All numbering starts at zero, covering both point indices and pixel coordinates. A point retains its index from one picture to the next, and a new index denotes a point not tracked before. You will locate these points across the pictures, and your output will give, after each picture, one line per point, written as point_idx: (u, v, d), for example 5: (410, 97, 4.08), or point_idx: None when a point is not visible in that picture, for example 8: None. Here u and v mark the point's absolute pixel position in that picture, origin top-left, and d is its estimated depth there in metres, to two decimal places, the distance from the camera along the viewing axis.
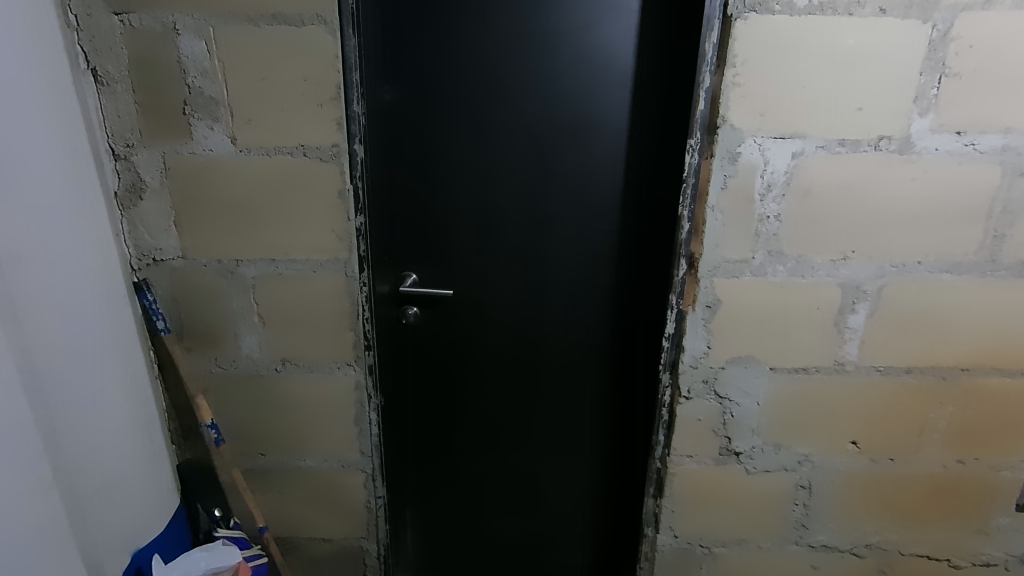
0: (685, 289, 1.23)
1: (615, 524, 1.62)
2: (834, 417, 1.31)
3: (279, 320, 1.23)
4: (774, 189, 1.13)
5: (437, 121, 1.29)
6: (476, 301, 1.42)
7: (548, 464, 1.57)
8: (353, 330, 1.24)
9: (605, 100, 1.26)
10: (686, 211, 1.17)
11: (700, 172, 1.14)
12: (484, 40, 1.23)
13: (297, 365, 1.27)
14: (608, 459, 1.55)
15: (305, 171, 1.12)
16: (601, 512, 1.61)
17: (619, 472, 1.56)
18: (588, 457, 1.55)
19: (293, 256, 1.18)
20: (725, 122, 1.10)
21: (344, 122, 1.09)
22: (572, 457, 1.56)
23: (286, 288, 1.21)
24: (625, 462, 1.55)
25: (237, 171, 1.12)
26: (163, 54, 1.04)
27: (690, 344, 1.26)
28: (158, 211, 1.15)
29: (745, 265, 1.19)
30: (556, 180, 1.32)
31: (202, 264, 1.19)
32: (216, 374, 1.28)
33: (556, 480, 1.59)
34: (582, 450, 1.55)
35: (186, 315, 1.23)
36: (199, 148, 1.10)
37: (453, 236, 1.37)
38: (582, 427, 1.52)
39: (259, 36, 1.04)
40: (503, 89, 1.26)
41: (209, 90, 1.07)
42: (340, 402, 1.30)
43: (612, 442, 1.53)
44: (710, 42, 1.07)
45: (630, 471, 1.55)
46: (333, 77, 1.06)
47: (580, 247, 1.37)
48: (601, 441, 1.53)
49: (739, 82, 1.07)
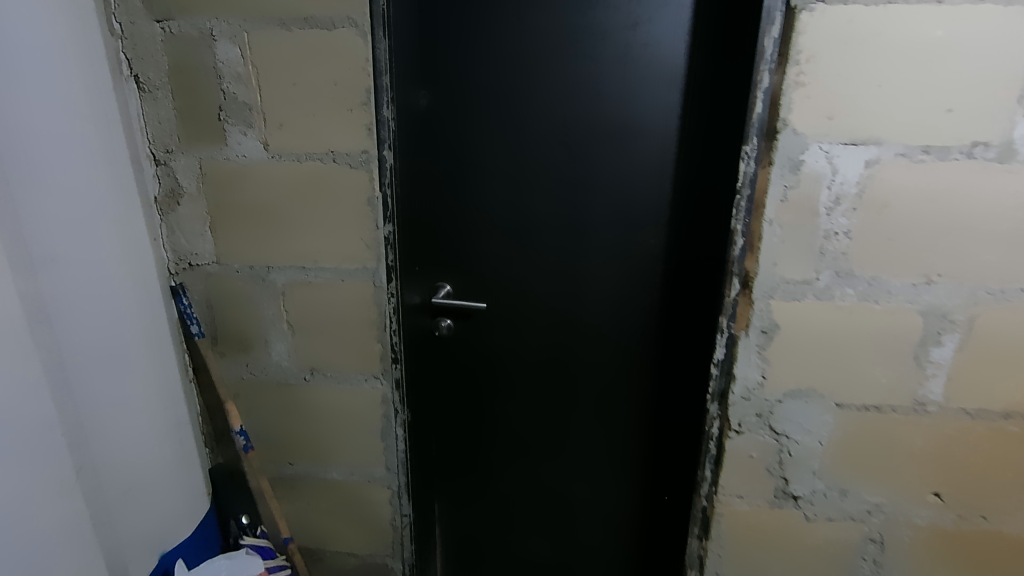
0: (737, 311, 1.11)
1: (651, 552, 1.50)
2: (912, 463, 1.15)
3: (308, 328, 1.22)
4: (843, 202, 1.00)
5: (474, 126, 1.24)
6: (511, 314, 1.36)
7: (580, 487, 1.47)
8: (381, 342, 1.21)
9: (652, 103, 1.17)
10: (740, 225, 1.05)
11: (757, 183, 1.02)
12: (526, 41, 1.18)
13: (325, 374, 1.25)
14: (635, 478, 1.44)
15: (335, 178, 1.09)
16: (634, 537, 1.49)
17: (645, 489, 1.44)
18: (618, 473, 1.44)
19: (322, 264, 1.16)
20: (786, 126, 0.97)
21: (374, 127, 1.06)
22: (598, 472, 1.45)
23: (316, 296, 1.19)
24: (655, 478, 1.43)
25: (276, 178, 1.11)
26: (200, 60, 1.05)
27: (741, 373, 1.14)
28: (195, 216, 1.16)
29: (807, 286, 1.06)
30: (596, 188, 1.24)
31: (235, 269, 1.19)
32: (246, 380, 1.27)
33: (590, 505, 1.48)
34: (611, 467, 1.44)
35: (219, 321, 1.23)
36: (233, 154, 1.10)
37: (487, 245, 1.32)
38: (608, 443, 1.42)
39: (290, 40, 1.02)
40: (544, 93, 1.20)
41: (242, 95, 1.06)
42: (367, 415, 1.27)
43: (642, 459, 1.42)
44: (769, 38, 0.94)
45: (655, 487, 1.43)
46: (364, 82, 1.03)
47: (621, 259, 1.28)
48: (630, 459, 1.42)
49: (803, 82, 0.95)
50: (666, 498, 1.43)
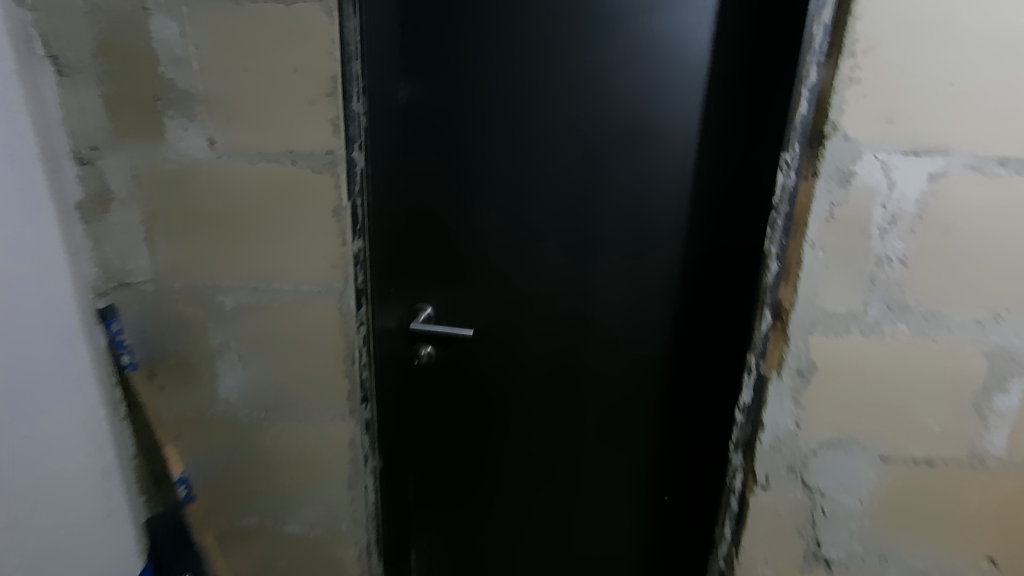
0: (768, 347, 0.95)
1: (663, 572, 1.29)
2: (967, 525, 0.98)
3: (264, 359, 1.03)
4: (900, 222, 0.84)
5: (464, 126, 1.08)
6: (502, 341, 1.19)
7: (579, 530, 1.29)
8: (349, 377, 1.02)
9: (671, 103, 1.01)
10: (775, 247, 0.89)
11: (796, 199, 0.87)
12: (524, 28, 1.02)
13: (283, 413, 1.06)
14: (630, 485, 1.23)
15: (295, 182, 0.91)
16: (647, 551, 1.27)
17: (641, 490, 1.23)
18: (612, 481, 1.24)
19: (279, 284, 0.97)
20: (836, 131, 0.81)
21: (342, 123, 0.88)
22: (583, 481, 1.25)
23: (271, 321, 1.00)
24: (650, 477, 1.22)
25: (225, 183, 0.93)
26: (132, 38, 0.86)
27: (772, 420, 0.97)
28: (127, 225, 0.96)
29: (854, 320, 0.90)
30: (603, 199, 1.08)
31: (175, 289, 1.00)
32: (189, 418, 1.08)
33: (592, 533, 1.29)
34: (605, 478, 1.24)
35: (159, 349, 1.04)
36: (171, 152, 0.91)
37: (478, 263, 1.15)
38: (597, 448, 1.23)
39: (242, 16, 0.84)
40: (545, 88, 1.04)
41: (183, 82, 0.88)
42: (332, 460, 1.08)
43: (639, 464, 1.22)
44: (819, 25, 0.79)
45: (653, 486, 1.22)
46: (329, 68, 0.85)
47: (630, 281, 1.12)
48: (624, 465, 1.22)
49: (858, 78, 0.79)
50: (666, 499, 1.22)
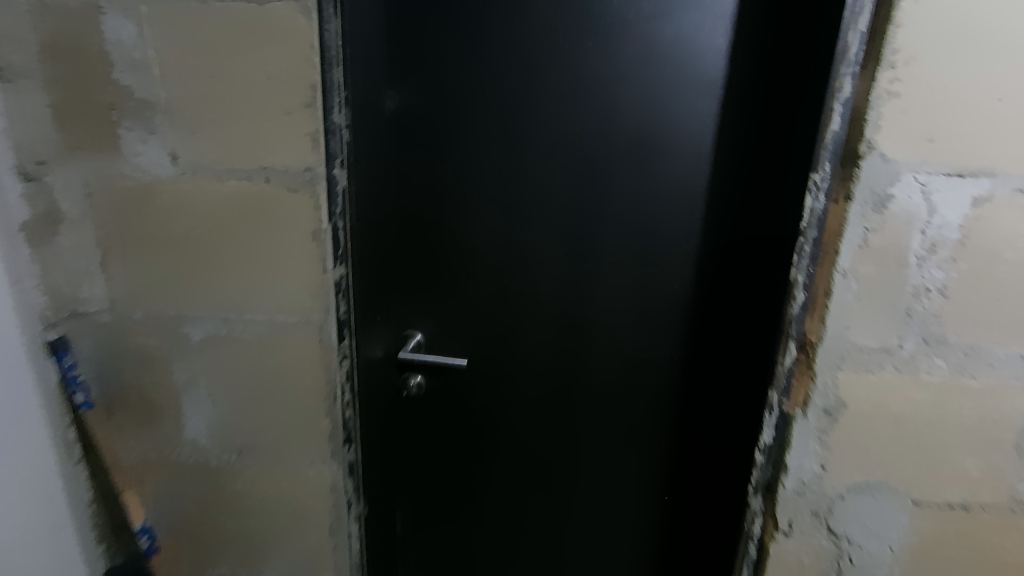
0: (792, 384, 0.86)
1: None
2: None
3: (235, 396, 0.93)
4: (941, 250, 0.76)
5: (457, 138, 0.99)
6: (497, 370, 1.09)
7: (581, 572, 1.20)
8: (330, 416, 0.92)
9: (683, 115, 0.93)
10: (801, 276, 0.81)
11: (827, 222, 0.78)
12: (523, 32, 0.93)
13: (257, 454, 0.96)
14: (636, 522, 1.14)
15: (268, 203, 0.81)
16: None
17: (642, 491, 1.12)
18: (616, 520, 1.15)
19: (252, 314, 0.87)
20: (872, 150, 0.73)
21: (321, 136, 0.78)
22: (576, 490, 1.14)
23: (243, 354, 0.90)
24: (647, 477, 1.11)
25: (187, 203, 0.82)
26: (83, 39, 0.76)
27: (796, 463, 0.89)
28: (79, 249, 0.86)
29: (887, 355, 0.82)
30: (608, 218, 0.99)
31: (135, 319, 0.89)
32: (152, 461, 0.97)
33: (591, 557, 1.18)
34: (606, 507, 1.14)
35: (117, 385, 0.93)
36: (129, 168, 0.81)
37: (471, 287, 1.06)
38: (597, 472, 1.13)
39: (208, 16, 0.75)
40: (546, 98, 0.95)
41: (141, 89, 0.78)
42: (312, 506, 0.98)
43: (636, 469, 1.11)
44: (854, 33, 0.71)
45: (654, 486, 1.11)
46: (307, 75, 0.76)
47: (638, 306, 1.03)
48: (630, 502, 1.13)
49: (898, 92, 0.71)
50: (666, 498, 1.12)
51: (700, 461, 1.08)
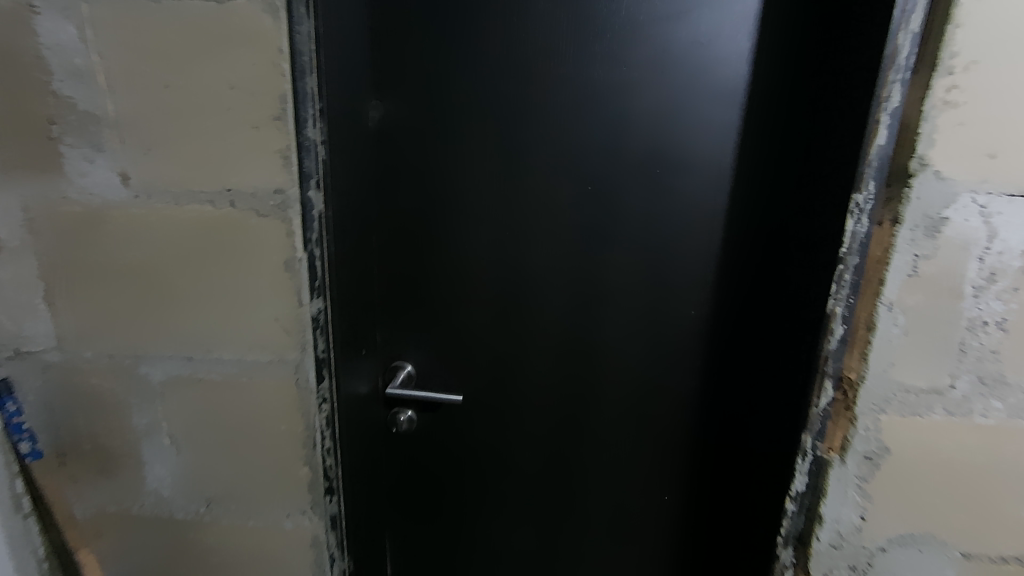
0: (828, 427, 0.77)
1: None
2: None
3: (202, 443, 0.82)
4: (1001, 279, 0.67)
5: (449, 150, 0.89)
6: (496, 403, 1.00)
7: None
8: (309, 465, 0.82)
9: (700, 125, 0.83)
10: (840, 308, 0.71)
11: (871, 248, 0.69)
12: (522, 34, 0.83)
13: (228, 506, 0.86)
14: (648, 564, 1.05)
15: (234, 229, 0.71)
16: None
17: (633, 491, 1.01)
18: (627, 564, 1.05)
19: (218, 354, 0.77)
20: (926, 167, 0.64)
21: (293, 154, 0.68)
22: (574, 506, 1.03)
23: (210, 398, 0.80)
24: (650, 494, 1.00)
25: (140, 232, 0.72)
26: (13, 43, 0.65)
27: (832, 514, 0.79)
28: (19, 282, 0.75)
29: (937, 396, 0.72)
30: (618, 238, 0.90)
31: (87, 359, 0.79)
32: (111, 514, 0.87)
33: None
34: (616, 550, 1.05)
35: (68, 433, 0.82)
36: (73, 190, 0.71)
37: (465, 316, 0.96)
38: (606, 512, 1.03)
39: (160, 17, 0.65)
40: (548, 107, 0.86)
41: (85, 101, 0.68)
42: (291, 562, 0.88)
43: (648, 509, 1.01)
44: (906, 34, 0.62)
45: (650, 484, 1.00)
46: (276, 84, 0.66)
47: (651, 335, 0.93)
48: (641, 544, 1.04)
49: (956, 101, 0.62)
50: (667, 498, 1.00)
51: (702, 465, 0.98)
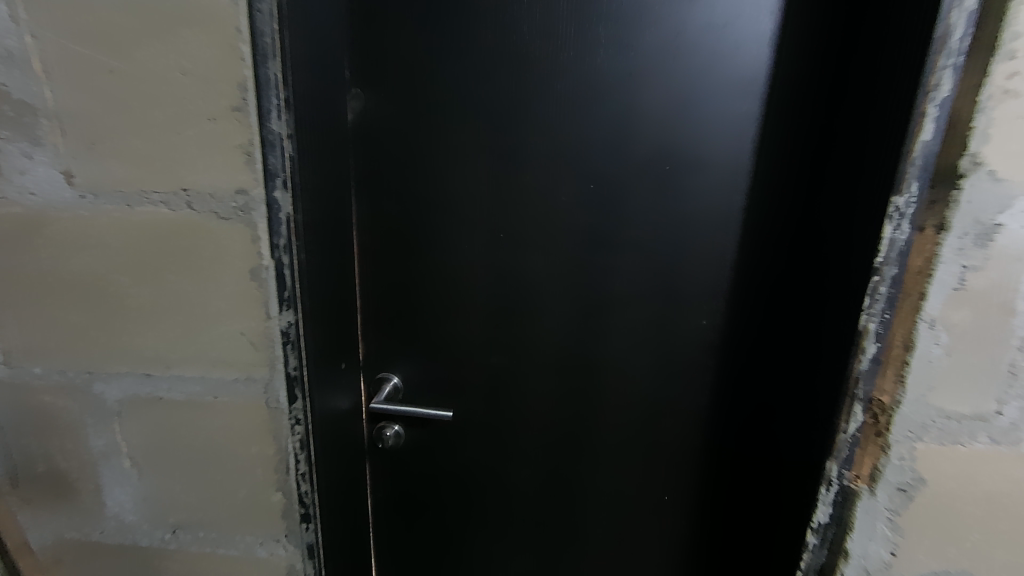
0: (857, 454, 0.68)
1: None
2: None
3: (165, 467, 0.75)
4: None
5: (438, 146, 0.81)
6: (489, 418, 0.92)
7: None
8: (283, 491, 0.75)
9: (716, 118, 0.75)
10: (874, 324, 0.63)
11: (911, 257, 0.60)
12: (518, 16, 0.75)
13: (196, 534, 0.79)
14: None
15: (192, 235, 0.64)
16: None
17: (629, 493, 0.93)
18: None
19: (180, 371, 0.70)
20: (978, 167, 0.56)
21: (258, 150, 0.60)
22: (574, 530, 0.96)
23: (172, 418, 0.72)
24: (656, 516, 0.93)
25: (88, 237, 0.64)
26: None
27: (859, 548, 0.71)
28: None
29: (983, 424, 0.64)
30: (623, 242, 0.82)
31: (36, 376, 0.71)
32: (69, 542, 0.80)
33: None
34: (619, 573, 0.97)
35: (19, 455, 0.75)
36: (11, 190, 0.63)
37: (455, 325, 0.89)
38: (608, 532, 0.95)
39: None
40: (547, 98, 0.78)
41: (20, 89, 0.60)
42: None
43: (653, 531, 0.94)
44: (961, 12, 0.53)
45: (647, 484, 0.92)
46: (236, 70, 0.58)
47: (658, 347, 0.85)
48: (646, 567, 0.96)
49: (1016, 91, 0.54)
50: (666, 498, 0.92)
51: (713, 485, 0.90)
